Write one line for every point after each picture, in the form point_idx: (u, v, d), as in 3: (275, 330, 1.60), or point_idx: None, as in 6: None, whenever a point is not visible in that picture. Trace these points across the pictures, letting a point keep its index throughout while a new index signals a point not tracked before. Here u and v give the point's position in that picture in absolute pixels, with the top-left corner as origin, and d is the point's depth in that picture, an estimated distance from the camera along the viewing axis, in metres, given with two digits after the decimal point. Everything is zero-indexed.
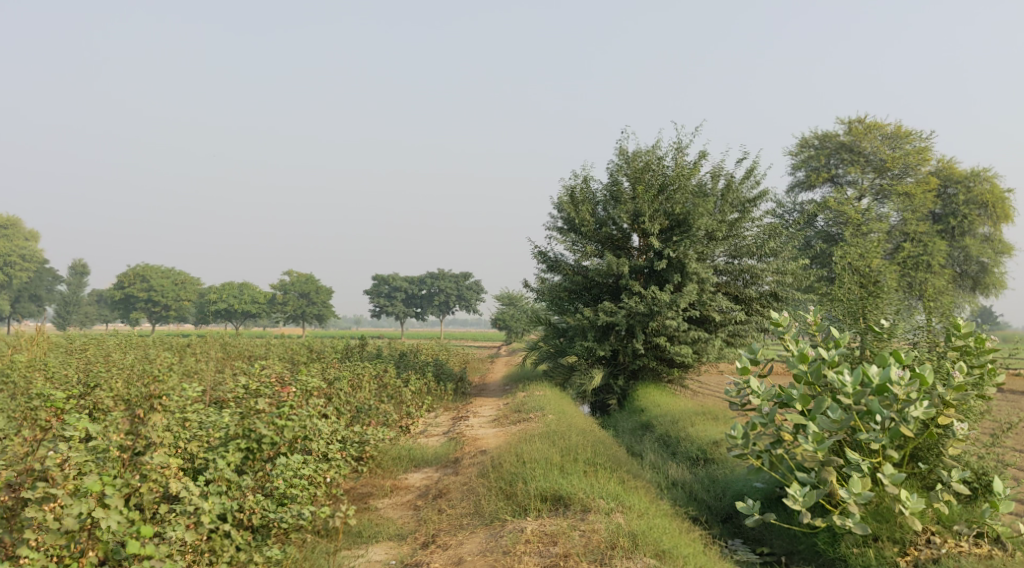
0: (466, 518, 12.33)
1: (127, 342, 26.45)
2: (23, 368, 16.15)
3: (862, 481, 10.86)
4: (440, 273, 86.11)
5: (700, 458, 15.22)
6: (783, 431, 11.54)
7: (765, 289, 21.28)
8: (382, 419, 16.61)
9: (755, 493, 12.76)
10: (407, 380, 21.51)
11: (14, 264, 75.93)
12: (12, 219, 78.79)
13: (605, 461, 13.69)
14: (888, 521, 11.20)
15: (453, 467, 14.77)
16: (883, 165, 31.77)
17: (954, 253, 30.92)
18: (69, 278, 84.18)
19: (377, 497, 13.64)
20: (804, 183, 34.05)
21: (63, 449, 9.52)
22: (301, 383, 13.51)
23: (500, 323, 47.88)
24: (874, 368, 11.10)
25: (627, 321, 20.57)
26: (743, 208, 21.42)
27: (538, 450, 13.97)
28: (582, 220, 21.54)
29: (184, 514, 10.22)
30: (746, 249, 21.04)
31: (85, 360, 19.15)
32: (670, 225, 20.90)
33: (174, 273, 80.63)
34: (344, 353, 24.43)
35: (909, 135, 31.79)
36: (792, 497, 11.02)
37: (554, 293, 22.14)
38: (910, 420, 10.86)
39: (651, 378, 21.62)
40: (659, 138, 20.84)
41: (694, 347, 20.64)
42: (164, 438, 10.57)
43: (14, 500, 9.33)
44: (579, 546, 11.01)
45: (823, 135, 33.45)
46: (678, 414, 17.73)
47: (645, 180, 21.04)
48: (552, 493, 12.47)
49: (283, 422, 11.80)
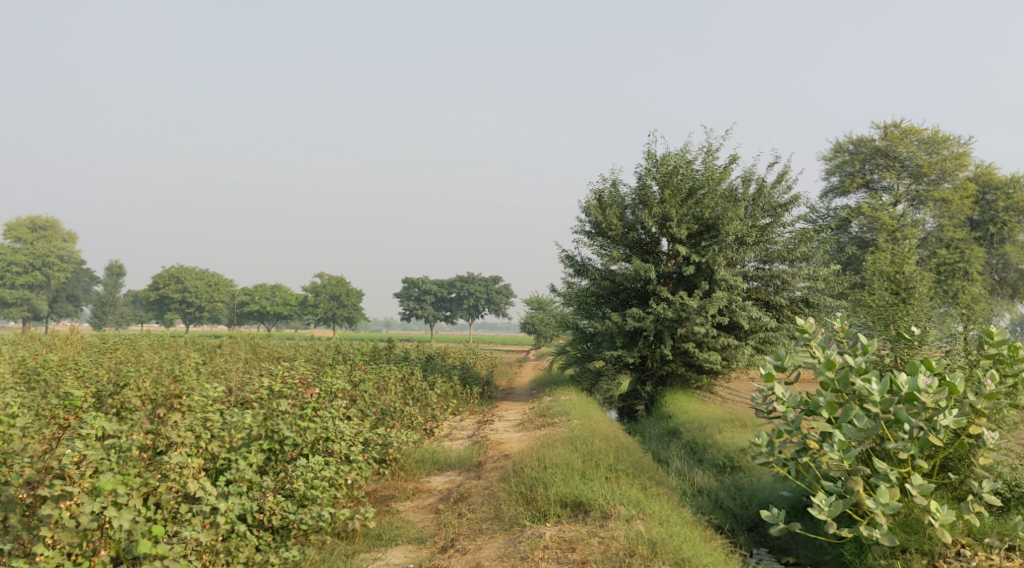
0: (487, 522, 12.24)
1: (160, 341, 26.76)
2: (55, 366, 16.33)
3: (891, 491, 10.56)
4: (470, 277, 86.22)
5: (727, 465, 15.01)
6: (810, 440, 11.31)
7: (797, 295, 21.05)
8: (407, 421, 16.58)
9: (781, 502, 12.56)
10: (433, 383, 21.45)
11: (51, 265, 77.02)
12: (51, 220, 80.00)
13: (627, 467, 13.52)
14: (917, 533, 10.91)
15: (477, 471, 14.68)
16: (920, 171, 31.25)
17: (991, 261, 30.37)
18: (106, 279, 85.40)
19: (399, 499, 13.58)
20: (837, 189, 33.66)
21: (81, 447, 9.58)
22: (325, 385, 13.47)
23: (529, 327, 47.67)
24: (903, 376, 10.84)
25: (655, 327, 20.37)
26: (774, 213, 21.12)
27: (560, 455, 13.82)
28: (610, 223, 21.42)
29: (200, 514, 10.19)
30: (777, 254, 20.76)
31: (116, 359, 19.31)
32: (699, 230, 20.71)
33: (207, 274, 81.27)
34: (372, 356, 24.44)
35: (946, 140, 31.20)
36: (818, 506, 10.76)
37: (581, 299, 22.05)
38: (940, 430, 10.62)
39: (679, 384, 21.37)
40: (689, 141, 20.66)
41: (724, 353, 20.40)
42: (185, 439, 10.67)
43: (33, 497, 9.50)
44: (597, 553, 10.87)
45: (858, 139, 33.00)
46: (705, 421, 17.52)
47: (674, 184, 20.82)
48: (572, 499, 12.33)
49: (306, 424, 11.94)
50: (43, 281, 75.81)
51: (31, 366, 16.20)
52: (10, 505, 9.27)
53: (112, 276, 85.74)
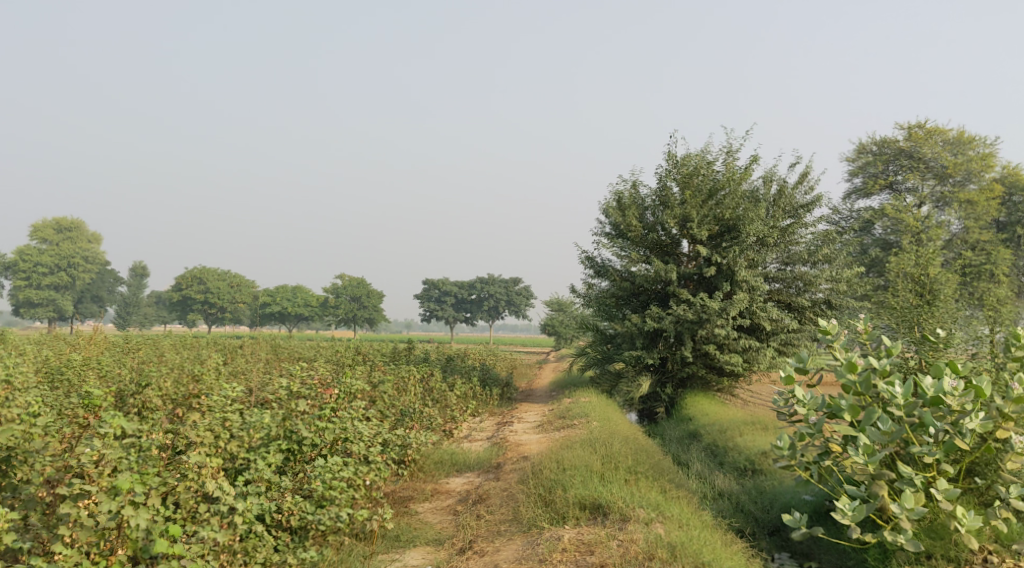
0: (505, 524, 12.18)
1: (183, 341, 26.91)
2: (78, 365, 16.43)
3: (915, 496, 10.38)
4: (491, 278, 86.13)
5: (748, 468, 14.90)
6: (832, 443, 11.15)
7: (819, 296, 20.84)
8: (427, 422, 16.56)
9: (803, 506, 12.44)
10: (452, 384, 21.40)
11: (76, 266, 77.56)
12: (76, 220, 80.72)
13: (647, 469, 13.44)
14: (942, 539, 10.69)
15: (495, 473, 14.63)
16: (945, 172, 30.88)
17: (1019, 263, 29.94)
18: (130, 279, 86.18)
19: (418, 501, 13.55)
20: (860, 190, 33.36)
21: (99, 446, 9.62)
22: (344, 385, 13.45)
23: (549, 328, 47.60)
24: (928, 380, 10.69)
25: (675, 328, 20.22)
26: (796, 214, 20.91)
27: (579, 457, 13.74)
28: (629, 225, 21.30)
29: (218, 513, 10.20)
30: (799, 256, 20.55)
31: (139, 359, 19.38)
32: (720, 231, 20.54)
33: (229, 275, 81.67)
34: (391, 357, 24.41)
35: (972, 141, 30.84)
36: (841, 510, 10.60)
37: (600, 301, 21.98)
38: (966, 434, 10.47)
39: (700, 387, 21.25)
40: (709, 141, 20.51)
41: (745, 356, 20.21)
42: (203, 439, 10.69)
43: (52, 496, 9.67)
44: (616, 556, 10.76)
45: (882, 140, 32.67)
46: (726, 423, 17.41)
47: (694, 184, 20.73)
48: (591, 501, 12.23)
49: (323, 425, 11.96)
50: (68, 282, 76.54)
51: (54, 365, 16.28)
52: (30, 503, 9.47)
53: (136, 277, 86.62)
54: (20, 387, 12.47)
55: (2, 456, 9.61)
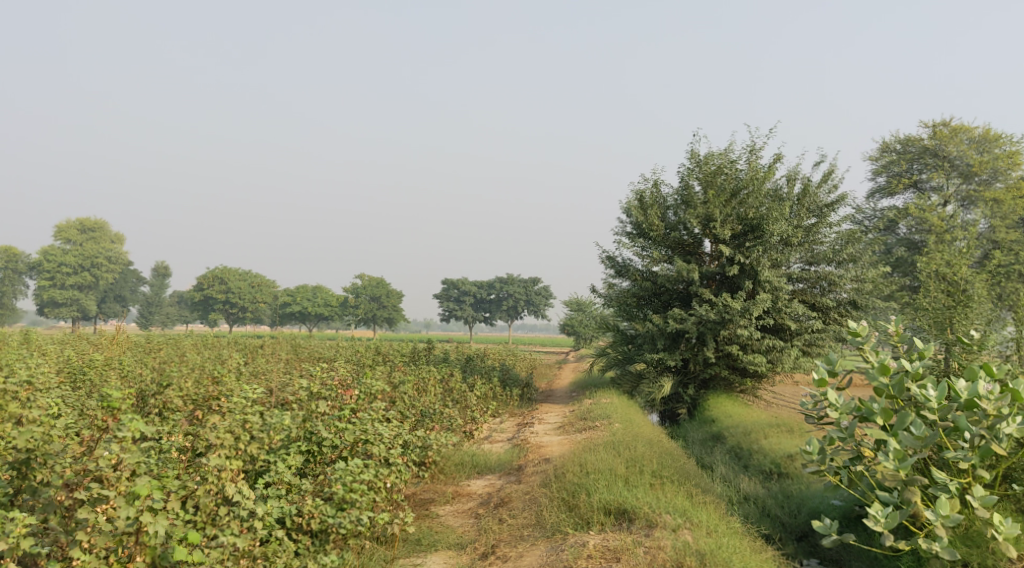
0: (528, 529, 11.99)
1: (205, 342, 26.88)
2: (100, 365, 16.40)
3: (951, 503, 10.07)
4: (510, 278, 85.98)
5: (774, 472, 14.65)
6: (863, 448, 10.88)
7: (843, 297, 20.50)
8: (447, 423, 16.26)
9: (832, 511, 12.19)
10: (473, 385, 21.23)
11: (99, 266, 77.94)
12: (99, 221, 81.44)
13: (672, 473, 13.20)
14: (979, 547, 10.36)
15: (517, 475, 14.46)
16: (971, 170, 30.38)
17: None
18: (152, 279, 86.75)
19: (439, 503, 13.41)
20: (884, 190, 32.94)
21: (117, 451, 9.43)
22: (364, 386, 13.33)
23: (568, 329, 47.36)
24: (962, 383, 10.39)
25: (697, 329, 19.97)
26: (820, 213, 20.58)
27: (602, 460, 13.50)
28: (651, 224, 21.09)
29: (238, 517, 10.09)
30: (823, 255, 20.22)
31: (160, 360, 19.36)
32: (743, 230, 20.21)
33: (250, 275, 81.98)
34: (411, 357, 24.27)
35: (998, 139, 30.35)
36: (874, 518, 10.29)
37: (621, 300, 21.75)
38: (1003, 438, 10.14)
39: (723, 388, 21.00)
40: (733, 140, 20.22)
41: (769, 356, 19.94)
42: (223, 440, 10.49)
43: (71, 499, 9.39)
44: (643, 563, 10.55)
45: (906, 138, 32.23)
46: (751, 425, 17.11)
47: (717, 184, 20.47)
48: (616, 506, 12.03)
49: (343, 426, 11.83)
50: (92, 282, 77.01)
51: (76, 365, 16.24)
52: (49, 507, 9.27)
53: (159, 277, 87.23)
54: (42, 388, 12.41)
55: (21, 459, 9.57)
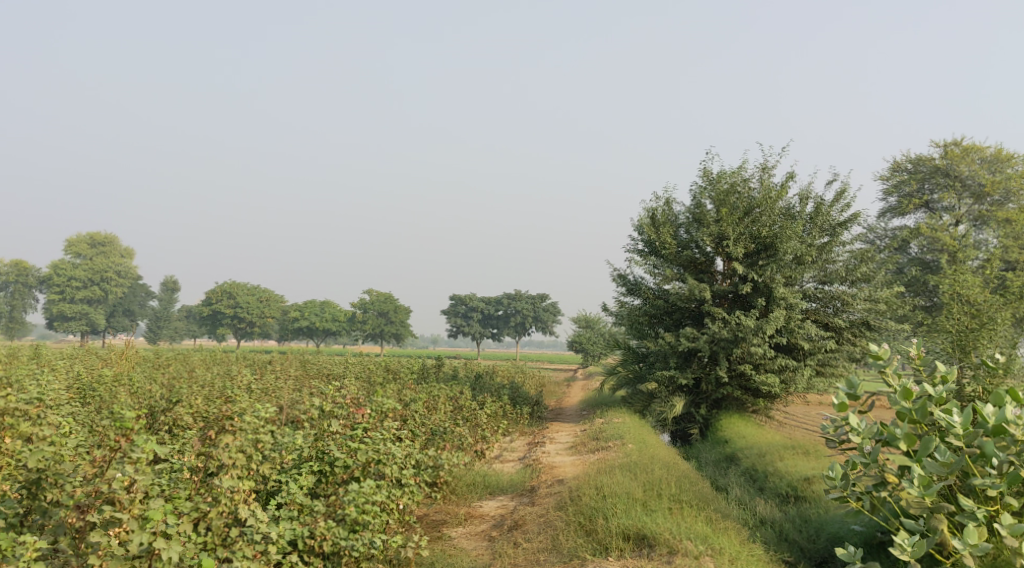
0: (543, 553, 11.80)
1: (213, 357, 26.72)
2: (109, 381, 16.28)
3: (979, 530, 9.85)
4: (518, 294, 85.82)
5: (790, 495, 14.42)
6: (887, 473, 10.63)
7: (856, 317, 20.21)
8: (457, 442, 16.08)
9: (854, 537, 11.95)
10: (484, 403, 21.03)
11: (110, 280, 78.05)
12: (110, 236, 81.62)
13: (690, 497, 12.99)
14: None
15: (530, 497, 14.26)
16: (982, 191, 30.21)
17: None
18: (160, 294, 86.80)
19: (451, 525, 13.23)
20: (895, 209, 32.73)
21: (130, 473, 9.25)
22: (375, 404, 13.14)
23: (576, 346, 47.17)
24: (988, 408, 10.18)
25: (710, 347, 19.79)
26: (833, 232, 20.35)
27: (619, 483, 13.28)
28: (663, 242, 20.93)
29: (250, 541, 9.85)
30: (836, 274, 20.01)
31: (171, 375, 19.27)
32: (756, 249, 20.00)
33: (258, 290, 81.99)
34: (422, 374, 24.10)
35: (1010, 159, 30.11)
36: (900, 546, 10.08)
37: (633, 318, 21.52)
38: None
39: (735, 408, 20.72)
40: (745, 159, 20.10)
41: (782, 376, 19.72)
42: (236, 460, 10.29)
43: (83, 521, 9.31)
44: None
45: (917, 157, 32.04)
46: (765, 447, 16.84)
47: (730, 203, 20.29)
48: (635, 532, 11.83)
49: (356, 445, 11.52)
50: (101, 296, 76.96)
51: (85, 381, 16.14)
52: (59, 529, 9.16)
53: (168, 292, 87.34)
54: (53, 405, 12.29)
55: (31, 478, 9.44)
